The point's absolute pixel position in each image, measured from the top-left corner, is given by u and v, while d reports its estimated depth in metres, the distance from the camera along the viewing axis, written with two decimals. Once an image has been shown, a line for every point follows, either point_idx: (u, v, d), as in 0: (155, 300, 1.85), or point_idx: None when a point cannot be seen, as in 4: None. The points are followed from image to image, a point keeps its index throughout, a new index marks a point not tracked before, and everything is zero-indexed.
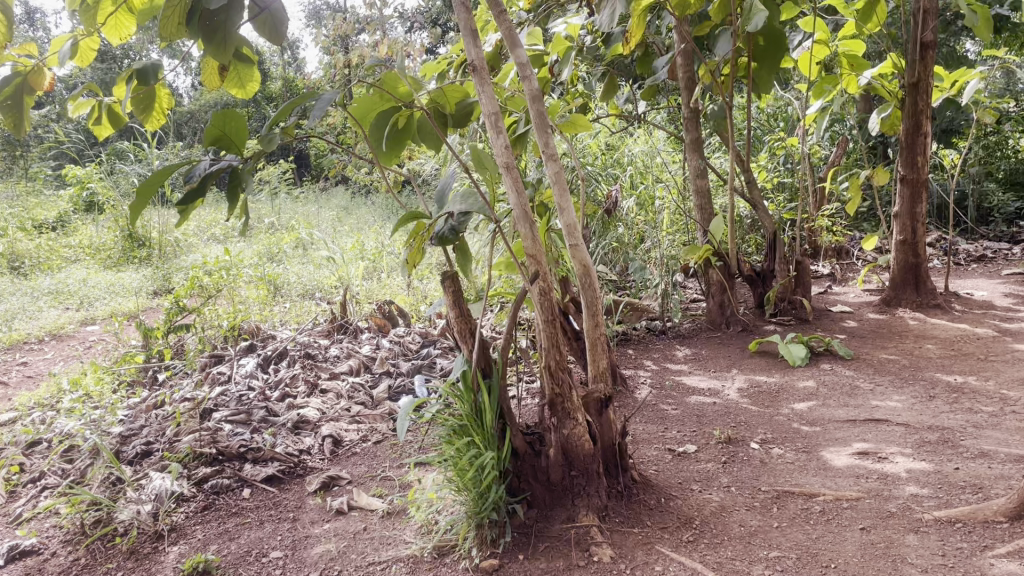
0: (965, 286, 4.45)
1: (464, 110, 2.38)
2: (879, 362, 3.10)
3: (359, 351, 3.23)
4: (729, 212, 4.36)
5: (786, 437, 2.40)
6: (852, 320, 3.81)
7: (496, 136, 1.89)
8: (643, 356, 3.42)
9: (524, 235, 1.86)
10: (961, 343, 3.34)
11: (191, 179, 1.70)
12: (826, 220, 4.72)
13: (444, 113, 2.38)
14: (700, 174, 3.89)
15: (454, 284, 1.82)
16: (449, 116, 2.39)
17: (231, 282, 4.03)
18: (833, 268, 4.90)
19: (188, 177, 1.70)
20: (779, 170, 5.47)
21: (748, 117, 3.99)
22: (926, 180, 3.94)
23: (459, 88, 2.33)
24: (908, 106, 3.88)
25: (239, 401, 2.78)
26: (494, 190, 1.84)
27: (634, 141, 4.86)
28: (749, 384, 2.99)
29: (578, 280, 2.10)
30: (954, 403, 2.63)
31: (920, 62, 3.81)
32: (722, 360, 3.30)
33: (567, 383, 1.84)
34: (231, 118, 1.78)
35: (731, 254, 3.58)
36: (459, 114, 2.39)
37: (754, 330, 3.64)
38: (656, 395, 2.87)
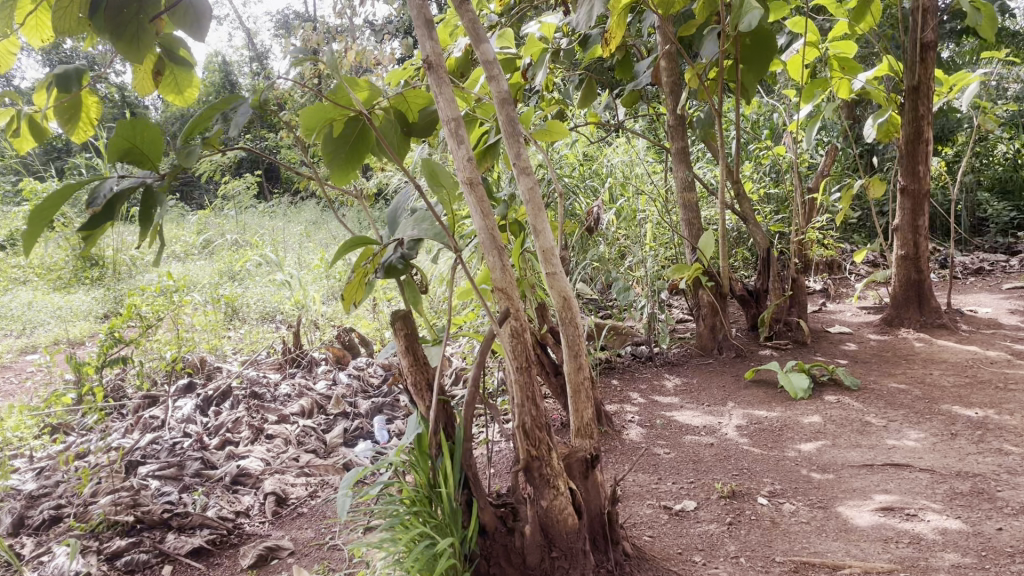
0: (967, 303, 4.19)
1: (429, 119, 2.06)
2: (888, 392, 2.81)
3: (313, 389, 2.89)
4: (717, 225, 4.08)
5: (797, 489, 2.10)
6: (853, 342, 3.53)
7: (456, 145, 1.58)
8: (629, 387, 3.10)
9: (493, 264, 1.55)
10: (974, 368, 3.07)
11: (94, 202, 1.31)
12: (817, 234, 4.47)
13: (406, 122, 2.06)
14: (686, 185, 3.59)
15: (407, 325, 1.50)
16: (411, 127, 2.07)
17: (177, 307, 3.68)
18: (826, 284, 4.65)
19: (92, 199, 1.32)
20: (765, 180, 5.22)
21: (737, 125, 3.71)
22: (929, 190, 3.68)
23: (422, 92, 1.99)
24: (908, 112, 3.62)
25: (171, 452, 2.44)
26: (454, 212, 1.52)
27: (614, 151, 4.58)
28: (749, 420, 2.68)
29: (558, 313, 1.79)
30: (980, 442, 2.34)
31: (920, 64, 3.55)
32: (716, 391, 3.00)
33: (547, 443, 1.54)
34: (145, 127, 1.40)
35: (724, 273, 3.27)
36: (423, 124, 2.06)
37: (749, 356, 3.34)
38: (646, 435, 2.55)
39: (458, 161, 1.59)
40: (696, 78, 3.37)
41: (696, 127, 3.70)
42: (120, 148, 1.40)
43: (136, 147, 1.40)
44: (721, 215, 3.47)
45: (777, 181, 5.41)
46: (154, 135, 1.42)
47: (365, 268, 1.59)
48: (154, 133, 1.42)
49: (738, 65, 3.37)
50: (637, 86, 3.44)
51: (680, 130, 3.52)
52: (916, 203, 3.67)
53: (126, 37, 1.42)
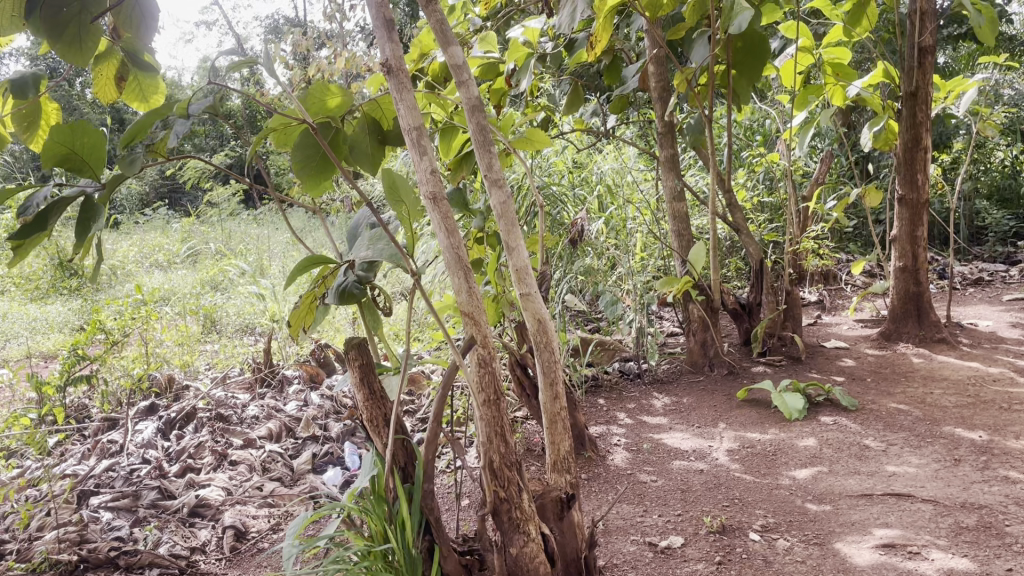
0: (967, 315, 4.07)
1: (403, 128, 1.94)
2: (887, 414, 2.68)
3: (282, 411, 2.75)
4: (710, 236, 3.96)
5: (792, 523, 1.96)
6: (849, 358, 3.40)
7: (418, 158, 1.45)
8: (616, 406, 2.96)
9: (458, 287, 1.42)
10: (976, 387, 2.93)
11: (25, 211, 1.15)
12: (812, 244, 4.35)
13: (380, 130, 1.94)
14: (676, 195, 3.45)
15: (362, 355, 1.36)
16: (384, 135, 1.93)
17: (146, 322, 3.53)
18: (821, 295, 4.53)
19: (23, 210, 1.15)
20: (758, 188, 5.10)
21: (729, 132, 3.58)
22: (928, 200, 3.56)
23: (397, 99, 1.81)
24: (906, 118, 3.51)
25: (126, 480, 2.29)
26: (414, 230, 1.38)
27: (604, 159, 4.45)
28: (741, 444, 2.54)
29: (533, 337, 1.65)
30: (985, 470, 2.21)
31: (918, 69, 3.44)
32: (707, 411, 2.86)
33: (517, 483, 1.41)
34: (84, 131, 1.22)
35: (716, 286, 3.13)
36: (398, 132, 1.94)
37: (741, 372, 3.20)
38: (632, 461, 2.41)
39: (420, 175, 1.45)
40: (686, 84, 3.24)
41: (686, 134, 3.57)
42: (54, 153, 1.22)
43: (74, 153, 1.22)
44: (713, 225, 3.33)
45: (771, 189, 5.30)
46: (95, 140, 1.24)
47: (315, 292, 1.45)
48: (96, 138, 1.24)
49: (729, 71, 3.24)
50: (625, 92, 3.32)
51: (670, 137, 3.38)
52: (914, 214, 3.55)
53: (67, 36, 1.26)
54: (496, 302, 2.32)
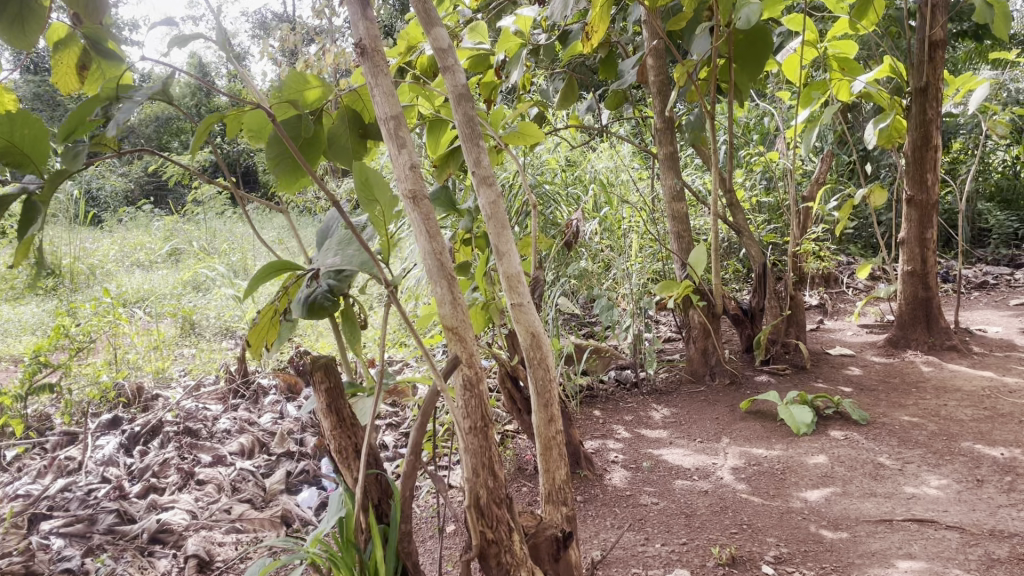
0: (975, 321, 3.92)
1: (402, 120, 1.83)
2: (900, 428, 2.52)
3: (256, 425, 2.58)
4: (709, 237, 3.80)
5: (807, 554, 1.79)
6: (856, 366, 3.25)
7: (396, 153, 1.27)
8: (613, 418, 2.79)
9: (440, 298, 1.26)
10: (992, 399, 2.78)
11: None
12: (814, 246, 4.21)
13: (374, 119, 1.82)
14: (675, 194, 3.28)
15: (330, 377, 1.19)
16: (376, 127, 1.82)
17: (115, 327, 3.34)
18: (823, 299, 4.38)
19: None
20: (757, 187, 4.95)
21: (730, 129, 3.41)
22: (937, 201, 3.40)
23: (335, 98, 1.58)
24: (915, 115, 3.35)
25: (83, 502, 2.11)
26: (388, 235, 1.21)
27: (598, 157, 4.30)
28: (747, 461, 2.38)
29: (525, 351, 1.49)
30: (1011, 492, 2.05)
31: (928, 63, 3.28)
32: (709, 424, 2.70)
33: (506, 522, 1.26)
34: (25, 120, 1.02)
35: (718, 291, 2.96)
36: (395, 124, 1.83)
37: (744, 382, 3.03)
38: (630, 480, 2.24)
39: (397, 171, 1.28)
40: (686, 77, 3.06)
41: (685, 131, 3.40)
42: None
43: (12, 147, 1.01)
44: (715, 226, 3.17)
45: (770, 189, 5.15)
46: (38, 132, 1.03)
47: (276, 307, 1.29)
48: (40, 130, 1.04)
49: (731, 64, 3.08)
50: (622, 86, 3.14)
51: (669, 134, 3.20)
52: (923, 216, 3.39)
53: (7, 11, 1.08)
54: (485, 309, 2.15)
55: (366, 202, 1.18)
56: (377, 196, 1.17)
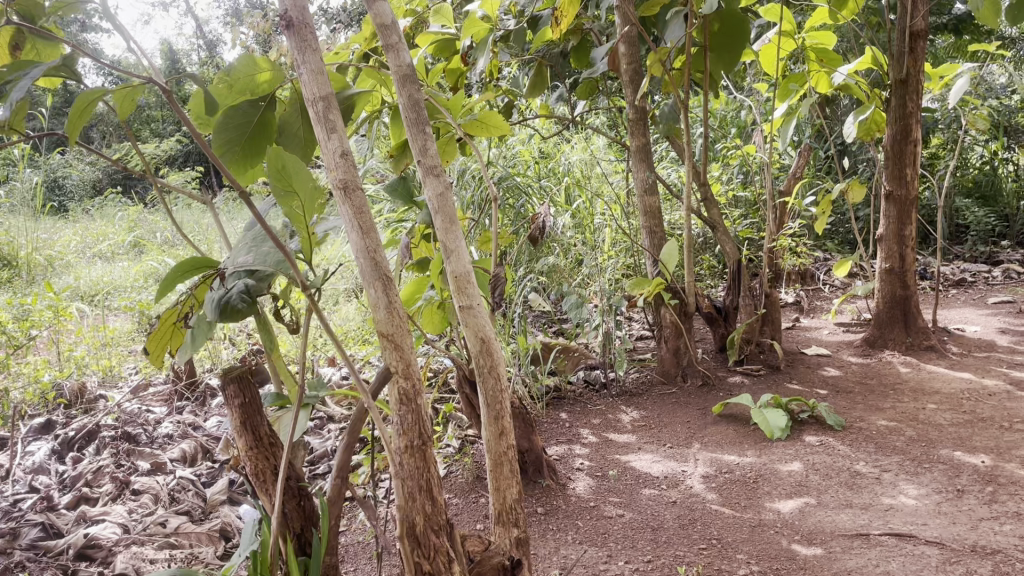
0: (954, 319, 3.85)
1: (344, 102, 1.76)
2: (878, 433, 2.42)
3: (200, 430, 2.44)
4: (683, 233, 3.70)
5: (780, 572, 1.68)
6: (832, 367, 3.15)
7: (326, 140, 1.15)
8: (580, 421, 2.67)
9: (374, 301, 1.12)
10: (971, 402, 2.70)
11: None
12: (789, 242, 4.12)
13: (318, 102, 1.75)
14: (647, 188, 3.14)
15: (244, 394, 1.11)
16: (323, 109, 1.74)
17: (59, 323, 3.18)
18: (799, 296, 4.30)
19: None
20: (733, 181, 4.86)
21: (705, 121, 3.29)
22: (917, 197, 3.31)
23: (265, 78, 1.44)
24: (894, 108, 3.26)
25: (5, 514, 1.95)
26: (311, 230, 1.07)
27: (572, 149, 4.18)
28: (718, 468, 2.27)
29: (475, 359, 1.36)
30: (993, 503, 1.95)
31: (908, 54, 3.19)
32: (680, 428, 2.58)
33: (445, 553, 1.16)
34: None
35: (690, 288, 2.84)
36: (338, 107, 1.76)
37: (717, 384, 2.91)
38: (595, 490, 2.12)
39: (327, 159, 1.15)
40: (659, 65, 2.94)
41: (659, 123, 3.26)
42: None
43: None
44: (689, 221, 3.06)
45: (747, 183, 5.06)
46: None
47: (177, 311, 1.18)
48: None
49: (706, 53, 2.96)
50: (593, 74, 3.02)
51: (642, 126, 3.07)
52: (902, 211, 3.29)
53: None
54: (441, 309, 2.01)
55: (283, 193, 1.06)
56: (296, 188, 1.06)
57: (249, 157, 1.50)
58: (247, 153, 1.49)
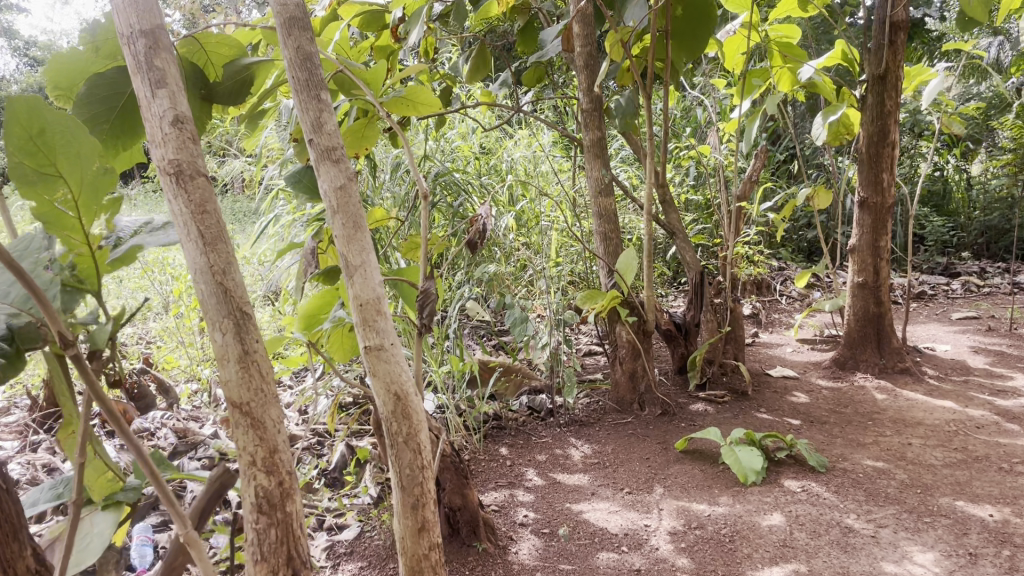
0: (924, 337, 3.61)
1: (237, 79, 1.28)
2: (865, 477, 2.10)
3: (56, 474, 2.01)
4: (637, 238, 3.37)
5: None
6: (801, 392, 2.84)
7: (147, 98, 0.74)
8: (522, 458, 2.28)
9: (218, 353, 0.74)
10: (960, 437, 2.41)
11: None
12: (747, 251, 3.84)
13: (203, 80, 1.29)
14: (601, 189, 2.75)
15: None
16: (211, 89, 1.31)
17: None
18: (756, 309, 4.02)
19: None
20: (685, 185, 4.58)
21: (666, 114, 2.92)
22: (893, 204, 3.02)
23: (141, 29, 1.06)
24: (871, 106, 2.96)
25: None
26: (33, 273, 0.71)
27: (515, 145, 3.82)
28: (686, 522, 1.90)
29: (386, 422, 0.98)
30: (1015, 573, 1.63)
31: (888, 47, 2.89)
32: (639, 468, 2.22)
33: None
34: None
35: (650, 304, 2.47)
36: (229, 85, 1.29)
37: (678, 413, 2.56)
38: (542, 554, 1.74)
39: (149, 129, 0.75)
40: (618, 49, 2.58)
41: (613, 115, 2.89)
42: None
43: None
44: (649, 227, 2.70)
45: (699, 187, 4.78)
46: None
47: None
48: None
49: (670, 40, 2.61)
50: (541, 57, 2.65)
51: (596, 117, 2.68)
52: (877, 220, 3.00)
53: None
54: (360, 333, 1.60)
55: (39, 178, 0.77)
56: (60, 167, 0.78)
57: (119, 138, 1.07)
58: (117, 133, 1.07)
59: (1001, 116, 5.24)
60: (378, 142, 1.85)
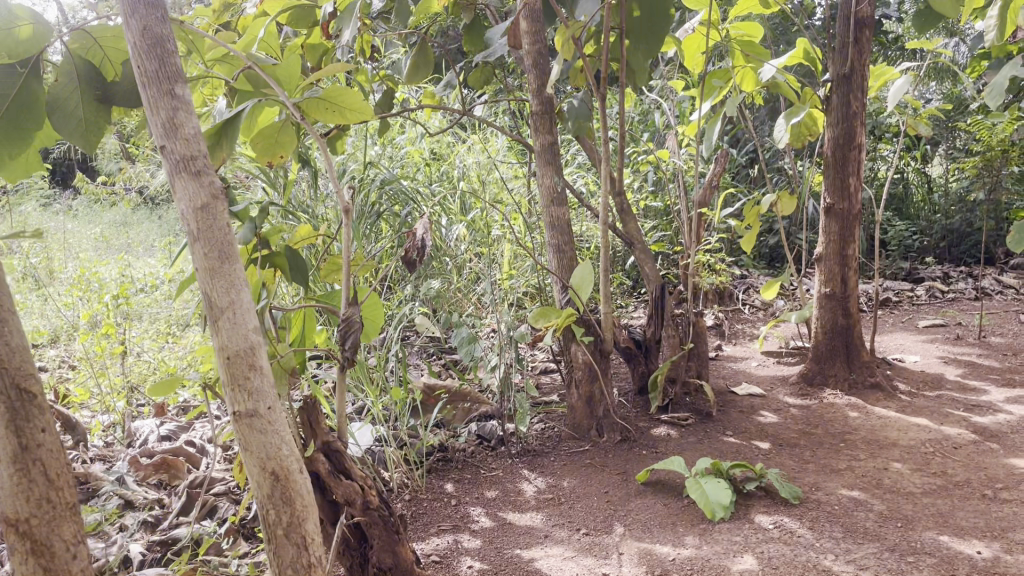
0: (891, 348, 3.48)
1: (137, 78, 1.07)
2: (842, 509, 1.93)
3: None
4: (594, 247, 3.20)
5: None
6: (769, 411, 2.68)
7: None
8: (469, 496, 2.07)
9: None
10: (938, 459, 2.26)
11: None
12: (708, 259, 3.69)
13: (101, 78, 1.08)
14: (554, 197, 2.55)
15: None
16: (113, 91, 1.10)
17: None
18: (719, 319, 3.87)
19: None
20: (643, 192, 4.43)
21: (622, 116, 2.74)
22: (860, 211, 2.88)
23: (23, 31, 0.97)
24: (836, 107, 2.81)
25: None
26: None
27: (467, 151, 3.63)
28: (649, 568, 1.71)
29: (265, 508, 0.85)
30: None
31: (853, 46, 2.75)
32: (596, 503, 2.02)
33: None
34: None
35: (608, 322, 2.27)
36: (129, 84, 1.08)
37: (638, 439, 2.37)
38: None
39: None
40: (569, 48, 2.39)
41: (566, 119, 2.70)
42: None
43: None
44: (606, 237, 2.51)
45: (658, 193, 4.62)
46: None
47: None
48: None
49: (624, 39, 2.43)
50: (487, 57, 2.46)
51: (547, 120, 2.49)
52: (844, 227, 2.85)
53: None
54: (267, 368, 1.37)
55: None
56: None
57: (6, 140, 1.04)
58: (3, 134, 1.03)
59: (961, 119, 5.18)
60: (293, 148, 1.61)
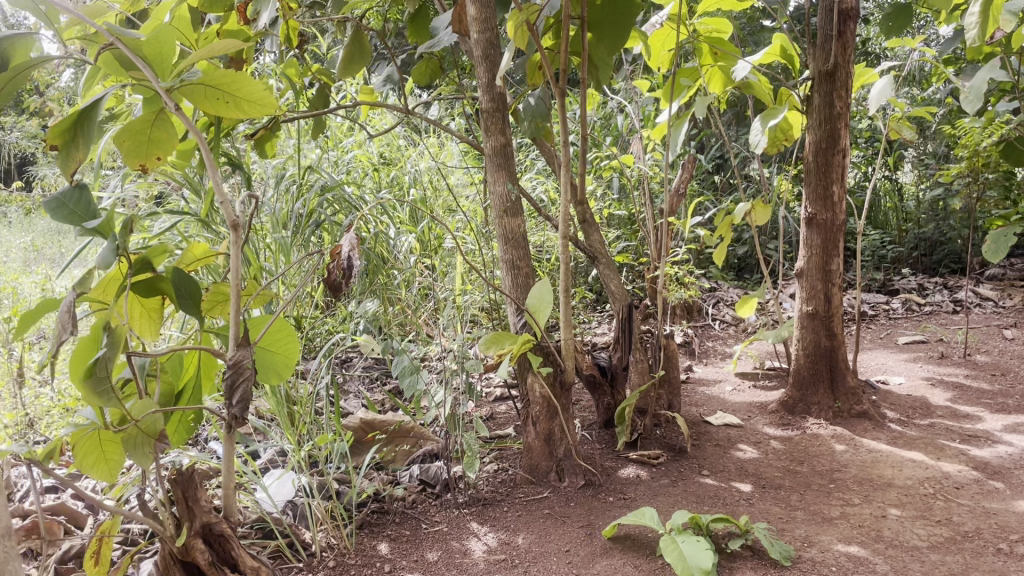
0: (872, 368, 3.25)
1: None
2: (841, 571, 1.65)
3: None
4: (554, 261, 2.92)
5: None
6: (748, 444, 2.41)
7: None
8: (406, 559, 1.76)
9: None
10: (941, 503, 2.00)
11: None
12: (677, 273, 3.44)
13: None
14: (508, 207, 2.25)
15: None
16: None
17: None
18: (689, 336, 3.62)
19: None
20: (607, 199, 4.17)
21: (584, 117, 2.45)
22: (842, 221, 2.63)
23: None
24: (818, 107, 2.55)
25: None
26: None
27: (418, 155, 3.33)
28: None
29: None
30: None
31: (837, 40, 2.50)
32: (555, 566, 1.72)
33: None
34: None
35: (569, 350, 1.97)
36: None
37: (604, 484, 2.08)
38: None
39: None
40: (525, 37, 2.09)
41: (522, 119, 2.40)
42: None
43: None
44: (567, 252, 2.21)
45: (623, 200, 4.37)
46: None
47: None
48: None
49: (586, 27, 2.14)
50: (431, 48, 2.22)
51: (500, 119, 2.19)
52: (826, 239, 2.60)
53: None
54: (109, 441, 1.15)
55: None
56: None
57: None
58: None
59: (933, 124, 5.00)
60: (173, 148, 1.29)
